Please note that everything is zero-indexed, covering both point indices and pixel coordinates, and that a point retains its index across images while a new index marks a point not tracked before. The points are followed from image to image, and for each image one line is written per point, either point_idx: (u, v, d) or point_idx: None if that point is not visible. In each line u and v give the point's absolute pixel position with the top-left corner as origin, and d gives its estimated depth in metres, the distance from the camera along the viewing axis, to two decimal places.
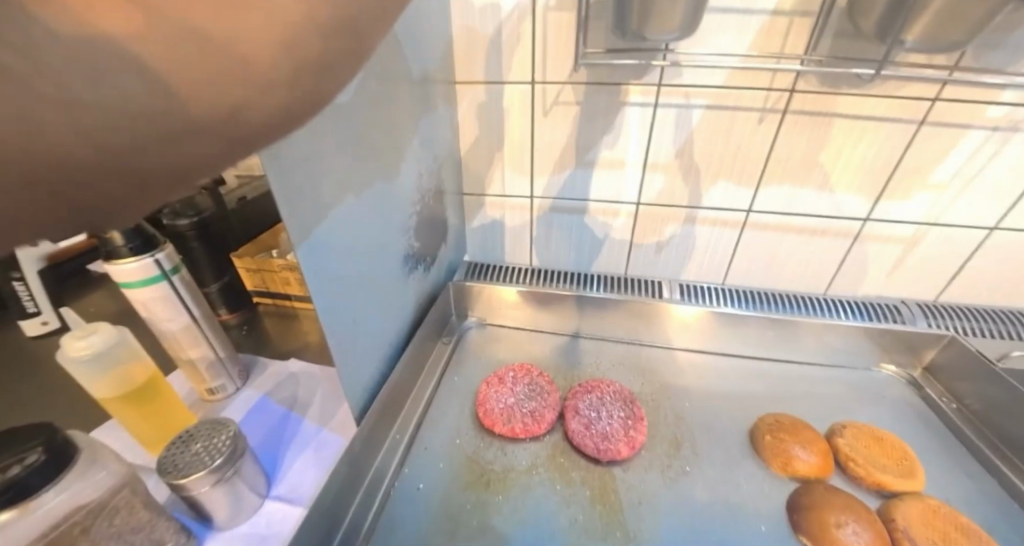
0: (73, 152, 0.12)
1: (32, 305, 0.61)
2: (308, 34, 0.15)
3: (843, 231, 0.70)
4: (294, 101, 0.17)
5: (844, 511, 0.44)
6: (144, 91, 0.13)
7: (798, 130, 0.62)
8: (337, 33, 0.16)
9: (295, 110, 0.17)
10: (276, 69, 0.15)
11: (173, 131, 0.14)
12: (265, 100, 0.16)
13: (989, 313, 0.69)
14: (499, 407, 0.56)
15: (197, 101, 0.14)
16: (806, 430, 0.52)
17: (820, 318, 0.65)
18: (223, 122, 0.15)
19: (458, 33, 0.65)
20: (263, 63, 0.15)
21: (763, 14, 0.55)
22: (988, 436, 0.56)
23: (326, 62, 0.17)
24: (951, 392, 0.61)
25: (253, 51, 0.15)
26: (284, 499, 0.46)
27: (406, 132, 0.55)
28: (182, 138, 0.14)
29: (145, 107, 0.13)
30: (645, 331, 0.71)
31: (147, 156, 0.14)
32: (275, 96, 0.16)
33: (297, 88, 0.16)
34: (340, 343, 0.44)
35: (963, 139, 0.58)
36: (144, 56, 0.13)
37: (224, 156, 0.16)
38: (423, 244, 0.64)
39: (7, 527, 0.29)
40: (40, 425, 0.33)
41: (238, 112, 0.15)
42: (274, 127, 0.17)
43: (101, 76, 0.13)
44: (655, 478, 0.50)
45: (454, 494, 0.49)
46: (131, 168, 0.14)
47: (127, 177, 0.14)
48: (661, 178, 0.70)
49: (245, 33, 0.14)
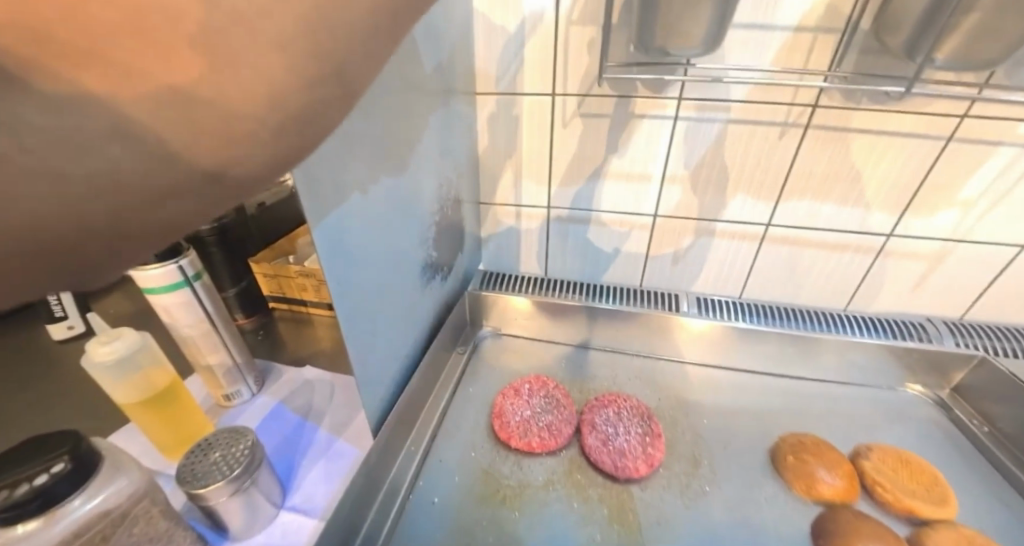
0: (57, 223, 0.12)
1: (60, 309, 0.62)
2: (307, 87, 0.15)
3: (865, 247, 0.68)
4: (287, 150, 0.16)
5: (872, 538, 0.43)
6: (130, 157, 0.13)
7: (821, 145, 0.61)
8: (337, 82, 0.16)
9: (288, 159, 0.17)
10: (266, 124, 0.15)
11: (158, 193, 0.14)
12: (256, 153, 0.15)
13: (1018, 332, 0.67)
14: (515, 419, 0.55)
15: (182, 162, 0.14)
16: (831, 451, 0.51)
17: (841, 335, 0.64)
18: (207, 179, 0.15)
19: (478, 45, 0.65)
20: (252, 119, 0.14)
21: (785, 30, 0.55)
22: (1023, 462, 0.54)
23: (320, 112, 0.16)
24: (982, 414, 0.59)
25: (241, 108, 0.14)
26: (298, 510, 0.46)
27: (427, 143, 0.55)
28: (167, 199, 0.14)
29: (131, 172, 0.13)
30: (661, 345, 0.70)
31: (138, 214, 0.14)
32: (265, 150, 0.15)
33: (290, 140, 0.16)
34: (357, 351, 0.44)
35: (993, 155, 0.57)
36: (134, 119, 0.13)
37: (210, 207, 0.16)
38: (440, 254, 0.64)
39: (32, 535, 0.29)
40: (67, 432, 0.33)
41: (226, 168, 0.15)
42: (265, 175, 0.17)
43: (86, 145, 0.12)
44: (674, 497, 0.49)
45: (469, 509, 0.48)
46: (119, 230, 0.14)
47: (115, 238, 0.14)
48: (678, 191, 0.70)
49: (234, 89, 0.14)
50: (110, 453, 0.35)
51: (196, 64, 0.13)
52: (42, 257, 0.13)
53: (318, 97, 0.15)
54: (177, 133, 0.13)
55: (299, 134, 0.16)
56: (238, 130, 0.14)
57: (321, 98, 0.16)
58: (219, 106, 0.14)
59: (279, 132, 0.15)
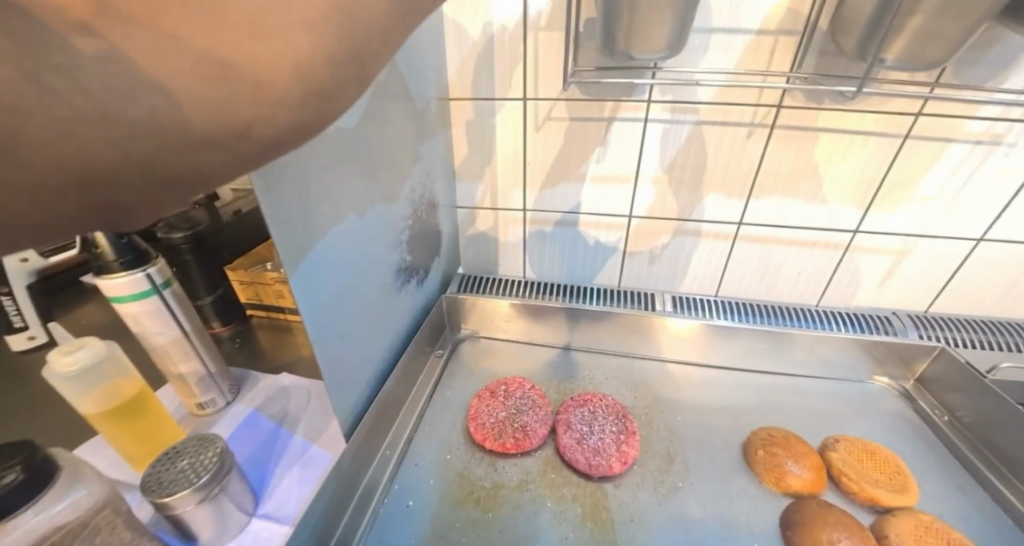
0: (97, 157, 0.14)
1: (19, 320, 0.59)
2: (325, 64, 0.17)
3: (833, 243, 0.70)
4: (305, 118, 0.17)
5: (836, 527, 0.43)
6: (165, 106, 0.15)
7: (786, 145, 0.63)
8: (349, 60, 0.17)
9: (306, 127, 0.18)
10: (285, 90, 0.16)
11: (187, 143, 0.15)
12: (276, 117, 0.17)
13: (978, 324, 0.70)
14: (491, 421, 0.56)
15: (208, 116, 0.15)
16: (800, 444, 0.52)
17: (811, 330, 0.66)
18: (233, 135, 0.16)
19: (451, 49, 0.66)
20: (274, 84, 0.16)
21: (748, 33, 0.56)
22: (980, 449, 0.56)
23: (338, 86, 0.18)
24: (943, 404, 0.61)
25: (264, 70, 0.16)
26: (271, 517, 0.45)
27: (399, 147, 0.56)
28: (195, 149, 0.16)
29: (163, 120, 0.15)
30: (637, 344, 0.70)
31: (164, 162, 0.15)
32: (285, 114, 0.17)
33: (308, 108, 0.17)
34: (331, 359, 0.44)
35: (946, 152, 0.59)
36: (167, 72, 0.15)
37: (232, 168, 0.18)
38: (416, 258, 0.65)
39: None
40: (20, 444, 0.32)
41: (249, 129, 0.16)
42: (285, 140, 0.18)
43: (127, 93, 0.14)
44: (647, 494, 0.49)
45: (443, 511, 0.48)
46: (151, 174, 0.15)
47: (147, 182, 0.16)
48: (652, 191, 0.71)
49: (259, 53, 0.15)
50: (68, 464, 0.35)
51: (223, 33, 0.15)
52: (74, 194, 0.14)
53: (337, 71, 0.17)
54: (203, 88, 0.15)
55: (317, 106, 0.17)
56: (259, 95, 0.16)
57: (337, 73, 0.17)
58: (243, 70, 0.15)
59: (298, 101, 0.17)
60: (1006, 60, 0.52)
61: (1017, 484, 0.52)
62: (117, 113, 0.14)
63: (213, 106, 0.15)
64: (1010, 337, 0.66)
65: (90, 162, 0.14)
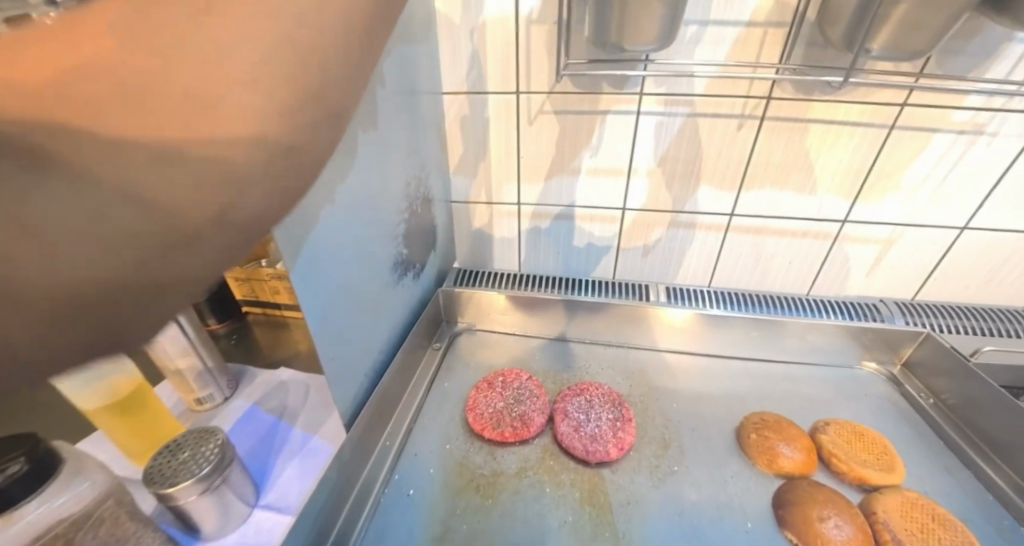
0: (81, 283, 0.11)
1: None
2: (281, 119, 0.16)
3: (822, 234, 0.72)
4: (282, 181, 0.16)
5: (827, 505, 0.45)
6: (139, 216, 0.13)
7: (776, 136, 0.64)
8: (305, 106, 0.17)
9: (286, 192, 0.17)
10: (254, 155, 0.15)
11: (175, 245, 0.13)
12: (254, 189, 0.15)
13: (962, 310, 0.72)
14: (489, 411, 0.56)
15: (190, 211, 0.14)
16: (791, 427, 0.53)
17: (802, 317, 0.67)
18: (217, 223, 0.14)
19: (443, 42, 0.66)
20: (238, 157, 0.15)
21: (738, 25, 0.57)
22: (964, 431, 0.57)
23: (302, 138, 0.17)
24: (928, 387, 0.63)
25: (224, 141, 0.14)
26: (273, 508, 0.46)
27: (392, 140, 0.56)
28: (181, 252, 0.14)
29: (144, 231, 0.13)
30: (632, 334, 0.71)
31: (153, 272, 0.13)
32: (264, 183, 0.16)
33: (282, 172, 0.16)
34: (331, 353, 0.45)
35: (930, 142, 0.61)
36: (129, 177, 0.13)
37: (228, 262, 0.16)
38: (411, 252, 0.65)
39: None
40: (23, 435, 0.32)
41: (226, 212, 0.15)
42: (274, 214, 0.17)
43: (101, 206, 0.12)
44: (644, 478, 0.50)
45: (444, 499, 0.49)
46: (144, 288, 0.13)
47: (140, 300, 0.13)
48: (645, 184, 0.72)
49: (217, 127, 0.14)
50: (72, 456, 0.35)
51: (170, 117, 0.13)
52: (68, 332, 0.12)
53: (299, 122, 0.16)
54: (167, 185, 0.13)
55: (290, 168, 0.16)
56: (231, 171, 0.14)
57: (299, 122, 0.16)
58: (206, 152, 0.14)
59: (268, 164, 0.16)
60: (986, 51, 0.54)
61: (999, 464, 0.53)
62: (96, 234, 0.12)
63: (189, 198, 0.14)
64: (993, 321, 0.68)
65: (78, 292, 0.11)
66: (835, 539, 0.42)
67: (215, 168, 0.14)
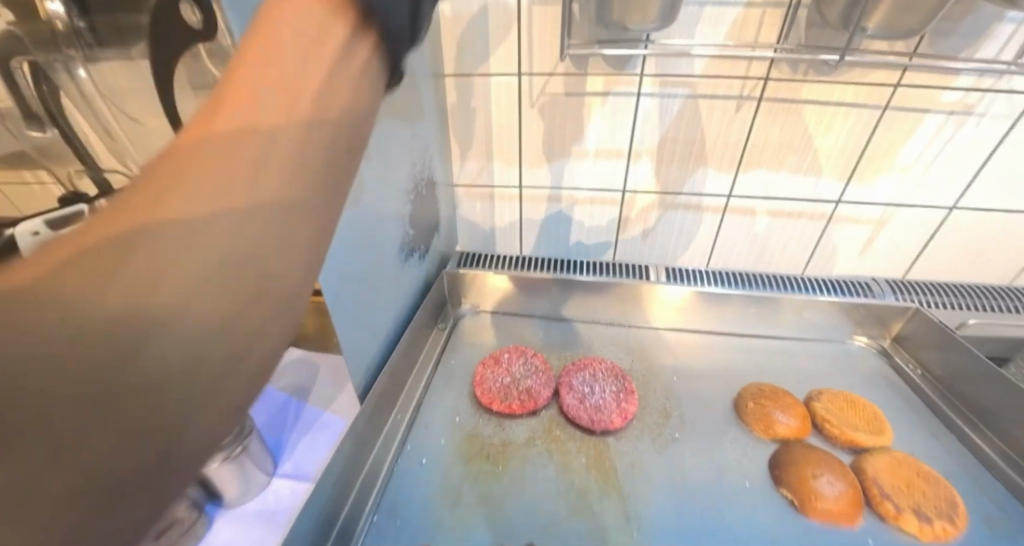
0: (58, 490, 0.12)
1: None
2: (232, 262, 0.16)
3: (817, 214, 0.74)
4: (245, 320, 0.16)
5: (820, 465, 0.47)
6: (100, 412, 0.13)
7: (773, 118, 0.66)
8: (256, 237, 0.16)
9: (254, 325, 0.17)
10: (212, 307, 0.15)
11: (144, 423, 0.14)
12: (218, 339, 0.15)
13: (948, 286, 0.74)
14: (496, 385, 0.58)
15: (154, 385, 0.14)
16: (787, 396, 0.56)
17: (797, 294, 0.69)
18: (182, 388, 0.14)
19: (445, 23, 0.66)
20: (195, 312, 0.15)
21: (737, 6, 0.58)
22: (951, 400, 0.60)
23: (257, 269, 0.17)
24: (917, 360, 0.66)
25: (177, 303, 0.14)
26: (291, 478, 0.47)
27: (398, 121, 0.57)
28: (149, 427, 0.14)
29: (109, 424, 0.13)
30: (632, 313, 0.73)
31: (126, 455, 0.13)
32: (227, 329, 0.15)
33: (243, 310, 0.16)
34: (345, 325, 0.46)
35: (922, 122, 0.63)
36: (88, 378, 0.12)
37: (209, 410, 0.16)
38: (416, 234, 0.66)
39: None
40: None
41: (195, 369, 0.15)
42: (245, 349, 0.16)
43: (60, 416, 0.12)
44: (647, 445, 0.52)
45: (456, 467, 0.50)
46: (119, 467, 0.13)
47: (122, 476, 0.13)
48: (645, 166, 0.73)
49: (166, 295, 0.14)
50: None
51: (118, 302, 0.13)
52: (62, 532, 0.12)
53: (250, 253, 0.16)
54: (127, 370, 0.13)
55: (251, 300, 0.16)
56: (191, 332, 0.14)
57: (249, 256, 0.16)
58: (163, 324, 0.14)
59: (227, 308, 0.15)
60: (977, 32, 0.56)
61: (984, 430, 0.56)
62: (59, 448, 0.12)
63: (154, 376, 0.14)
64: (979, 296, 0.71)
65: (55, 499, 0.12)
66: (828, 493, 0.45)
67: (173, 337, 0.14)
